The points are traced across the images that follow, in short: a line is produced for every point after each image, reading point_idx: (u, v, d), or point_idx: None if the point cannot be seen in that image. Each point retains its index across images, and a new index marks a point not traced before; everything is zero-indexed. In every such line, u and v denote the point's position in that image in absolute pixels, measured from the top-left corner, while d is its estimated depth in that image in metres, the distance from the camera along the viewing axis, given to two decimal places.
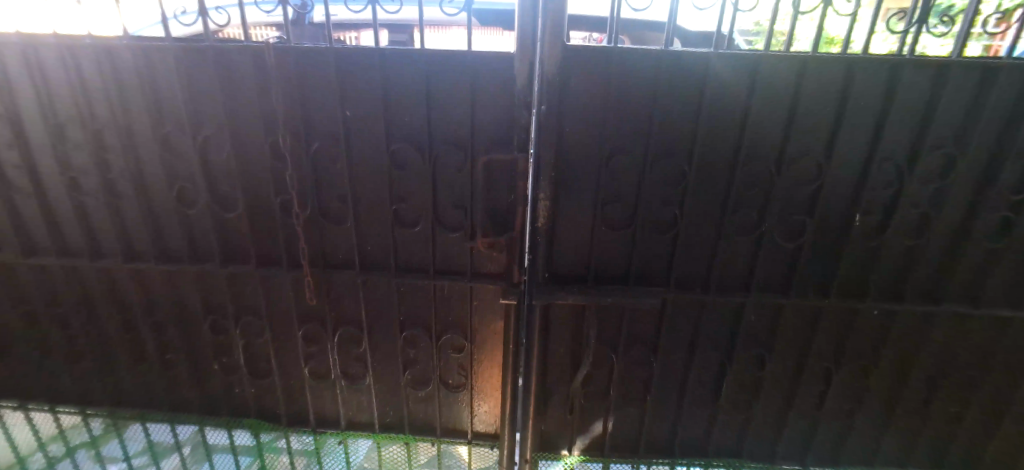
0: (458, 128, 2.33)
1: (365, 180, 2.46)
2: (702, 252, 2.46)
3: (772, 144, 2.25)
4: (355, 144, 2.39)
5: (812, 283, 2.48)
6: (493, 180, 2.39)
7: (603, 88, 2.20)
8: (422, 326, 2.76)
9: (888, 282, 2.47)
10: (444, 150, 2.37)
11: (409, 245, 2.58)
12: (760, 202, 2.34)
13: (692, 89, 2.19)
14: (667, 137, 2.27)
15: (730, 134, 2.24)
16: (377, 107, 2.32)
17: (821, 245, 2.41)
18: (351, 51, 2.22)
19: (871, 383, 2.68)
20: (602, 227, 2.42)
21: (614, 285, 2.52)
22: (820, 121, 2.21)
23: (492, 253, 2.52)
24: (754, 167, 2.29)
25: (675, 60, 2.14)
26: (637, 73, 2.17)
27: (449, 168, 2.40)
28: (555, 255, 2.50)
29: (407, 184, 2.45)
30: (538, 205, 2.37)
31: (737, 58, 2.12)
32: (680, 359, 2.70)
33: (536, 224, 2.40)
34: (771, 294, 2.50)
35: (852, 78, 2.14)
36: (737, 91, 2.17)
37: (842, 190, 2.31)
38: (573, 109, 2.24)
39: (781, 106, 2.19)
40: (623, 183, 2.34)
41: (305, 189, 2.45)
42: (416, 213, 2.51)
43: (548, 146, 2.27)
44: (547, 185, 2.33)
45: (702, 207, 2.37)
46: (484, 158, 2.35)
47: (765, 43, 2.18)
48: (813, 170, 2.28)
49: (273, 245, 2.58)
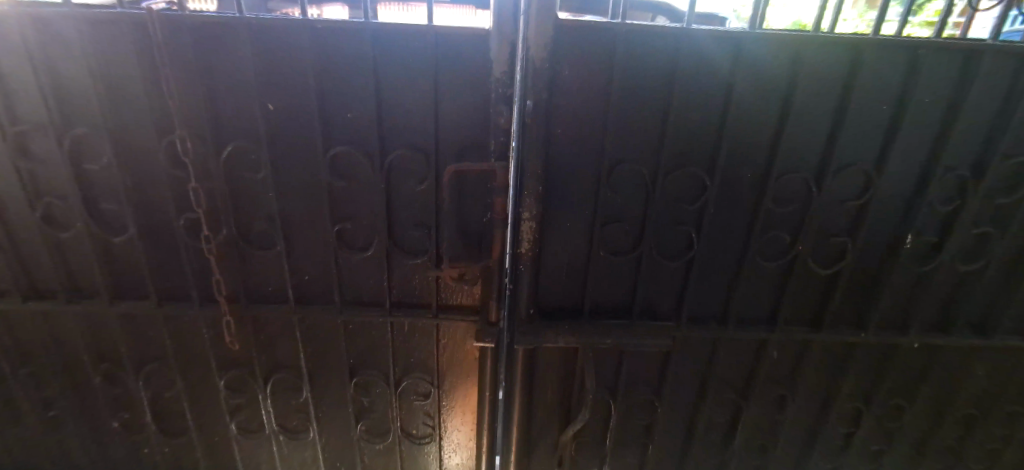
0: (416, 128, 1.81)
1: (297, 196, 1.91)
2: (720, 281, 2.01)
3: (813, 152, 1.81)
4: (284, 148, 1.83)
5: (846, 316, 2.07)
6: (462, 195, 1.87)
7: (605, 79, 1.71)
8: (377, 369, 2.26)
9: (933, 313, 2.06)
10: (400, 157, 1.85)
11: (357, 274, 2.08)
12: (794, 222, 1.90)
13: (718, 81, 1.72)
14: (684, 141, 1.79)
15: (762, 138, 1.79)
16: (309, 101, 1.76)
17: (860, 271, 1.98)
18: (270, 26, 1.65)
19: (907, 428, 2.29)
20: (600, 252, 1.94)
21: (612, 320, 2.06)
22: (869, 124, 1.78)
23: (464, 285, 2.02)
24: (789, 181, 1.84)
25: (697, 45, 1.66)
26: (650, 61, 1.69)
27: (405, 180, 1.88)
28: (541, 285, 2.02)
29: (352, 199, 1.92)
30: (522, 226, 1.87)
31: (774, 42, 1.67)
32: (687, 405, 2.26)
33: (519, 250, 1.92)
34: (799, 329, 2.07)
35: (916, 72, 1.70)
36: (772, 84, 1.73)
37: (891, 208, 1.89)
38: (565, 107, 1.74)
39: (823, 106, 1.76)
40: (628, 200, 1.86)
41: (218, 206, 1.89)
42: (366, 234, 2.00)
43: (533, 153, 1.75)
44: (534, 202, 1.83)
45: (724, 227, 1.91)
46: (454, 170, 1.81)
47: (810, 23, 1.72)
48: (859, 183, 1.85)
49: (180, 277, 2.03)
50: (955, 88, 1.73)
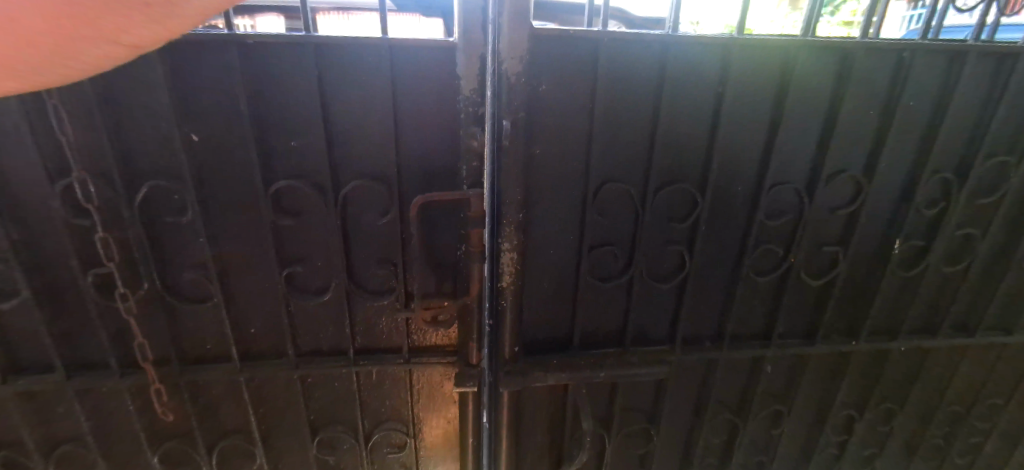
0: (375, 155, 1.57)
1: (236, 240, 1.63)
2: (712, 300, 1.92)
3: (803, 161, 1.72)
4: (216, 186, 1.55)
5: (836, 324, 2.02)
6: (433, 227, 1.67)
7: (588, 94, 1.55)
8: (343, 423, 2.00)
9: (918, 316, 2.05)
10: (358, 189, 1.61)
11: (314, 322, 1.81)
12: (786, 234, 1.81)
13: (706, 90, 1.59)
14: (673, 156, 1.66)
15: (752, 149, 1.68)
16: (243, 129, 1.48)
17: (853, 279, 1.93)
18: (189, 42, 1.37)
19: (895, 427, 2.28)
20: (589, 279, 1.79)
21: (603, 350, 1.93)
22: (858, 130, 1.69)
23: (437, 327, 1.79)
24: (781, 192, 1.74)
25: (682, 53, 1.53)
26: (636, 72, 1.54)
27: (365, 213, 1.65)
28: (525, 318, 1.84)
29: (303, 238, 1.66)
30: (501, 258, 1.66)
31: (761, 48, 1.55)
32: (681, 428, 2.15)
33: (500, 285, 1.70)
34: (792, 342, 2.01)
35: (903, 74, 1.62)
36: (762, 92, 1.61)
37: (879, 213, 1.83)
38: (546, 125, 1.56)
39: (813, 113, 1.66)
40: (615, 222, 1.72)
41: (137, 257, 1.58)
42: (322, 276, 1.74)
43: (514, 179, 1.56)
44: (515, 230, 1.63)
45: (715, 244, 1.80)
46: (423, 202, 1.56)
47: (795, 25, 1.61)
48: (849, 191, 1.77)
49: (96, 342, 1.70)
50: (940, 89, 1.67)
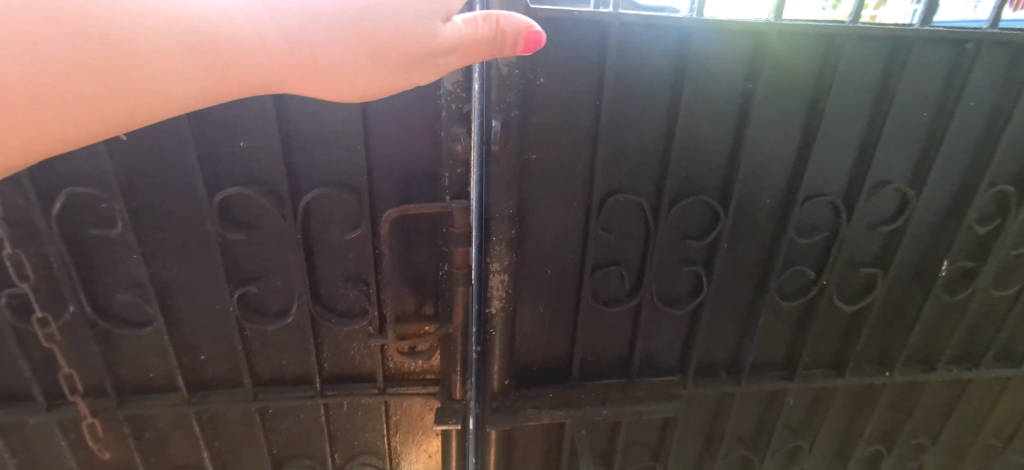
0: (340, 158, 1.33)
1: (179, 256, 1.39)
2: (729, 324, 1.70)
3: (841, 170, 1.48)
4: (152, 194, 1.31)
5: (867, 354, 1.79)
6: (411, 242, 1.44)
7: (595, 89, 1.30)
8: (311, 458, 1.77)
9: (960, 344, 1.82)
10: (322, 198, 1.37)
11: (274, 348, 1.58)
12: (817, 254, 1.59)
13: (732, 87, 1.35)
14: (691, 164, 1.42)
15: (782, 156, 1.44)
16: (179, 125, 1.23)
17: (890, 305, 1.71)
18: None
19: (925, 462, 2.07)
20: (590, 303, 1.56)
21: (606, 381, 1.71)
22: (907, 136, 1.45)
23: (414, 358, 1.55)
24: (815, 205, 1.51)
25: (705, 42, 1.29)
26: (652, 64, 1.30)
27: (331, 226, 1.41)
28: (517, 345, 1.61)
29: (258, 253, 1.42)
30: (490, 281, 1.43)
31: (800, 36, 1.30)
32: (690, 463, 1.93)
33: (488, 312, 1.47)
34: (817, 372, 1.79)
35: (963, 72, 1.37)
36: (797, 90, 1.37)
37: (925, 230, 1.59)
38: (544, 125, 1.32)
39: (857, 113, 1.41)
40: (622, 239, 1.49)
41: (58, 276, 1.34)
42: (281, 297, 1.50)
43: (505, 188, 1.31)
44: (506, 248, 1.39)
45: (735, 264, 1.58)
46: (395, 216, 1.32)
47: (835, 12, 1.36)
48: (892, 205, 1.54)
49: (18, 371, 1.46)
50: (1006, 89, 1.42)
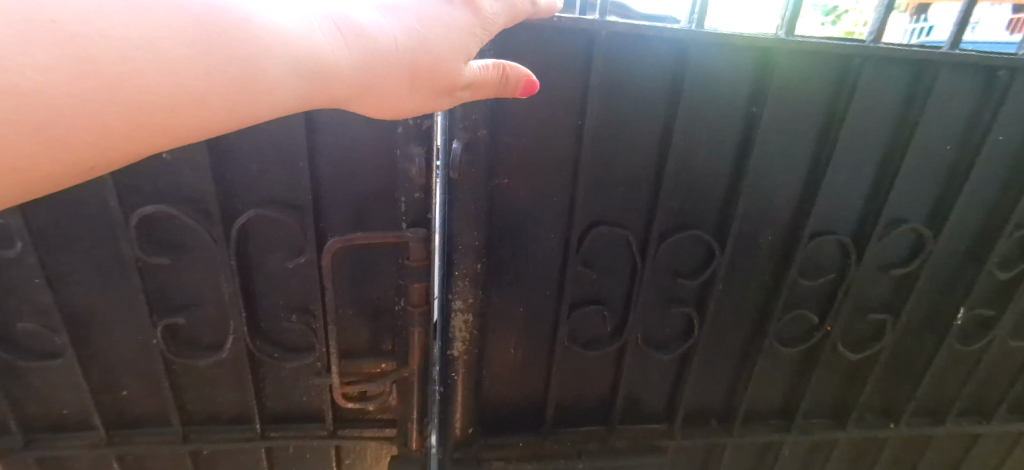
0: (280, 176, 1.14)
1: (94, 281, 1.21)
2: (722, 369, 1.53)
3: (852, 206, 1.32)
4: (58, 211, 1.12)
5: (871, 404, 1.63)
6: (363, 272, 1.27)
7: (577, 107, 1.14)
8: None
9: (972, 396, 1.66)
10: (260, 220, 1.19)
11: (208, 386, 1.39)
12: (819, 296, 1.43)
13: (734, 112, 1.18)
14: (685, 194, 1.26)
15: (786, 189, 1.28)
16: None
17: (899, 354, 1.54)
18: None
19: None
20: (568, 344, 1.39)
21: (583, 428, 1.54)
22: (927, 172, 1.29)
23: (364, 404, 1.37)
24: (820, 244, 1.35)
25: (706, 59, 1.12)
26: (643, 80, 1.13)
27: (272, 252, 1.23)
28: (485, 387, 1.45)
29: (186, 281, 1.23)
30: (453, 320, 1.28)
31: (812, 55, 1.14)
32: None
33: (449, 353, 1.33)
34: (816, 423, 1.62)
35: (993, 103, 1.21)
36: (808, 116, 1.21)
37: (942, 275, 1.43)
38: (516, 147, 1.16)
39: (873, 144, 1.25)
40: (605, 275, 1.34)
41: None
42: (214, 329, 1.31)
43: (470, 219, 1.17)
44: (470, 285, 1.24)
45: (729, 305, 1.42)
46: (339, 246, 1.17)
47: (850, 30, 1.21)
48: (906, 247, 1.38)
49: None
50: None
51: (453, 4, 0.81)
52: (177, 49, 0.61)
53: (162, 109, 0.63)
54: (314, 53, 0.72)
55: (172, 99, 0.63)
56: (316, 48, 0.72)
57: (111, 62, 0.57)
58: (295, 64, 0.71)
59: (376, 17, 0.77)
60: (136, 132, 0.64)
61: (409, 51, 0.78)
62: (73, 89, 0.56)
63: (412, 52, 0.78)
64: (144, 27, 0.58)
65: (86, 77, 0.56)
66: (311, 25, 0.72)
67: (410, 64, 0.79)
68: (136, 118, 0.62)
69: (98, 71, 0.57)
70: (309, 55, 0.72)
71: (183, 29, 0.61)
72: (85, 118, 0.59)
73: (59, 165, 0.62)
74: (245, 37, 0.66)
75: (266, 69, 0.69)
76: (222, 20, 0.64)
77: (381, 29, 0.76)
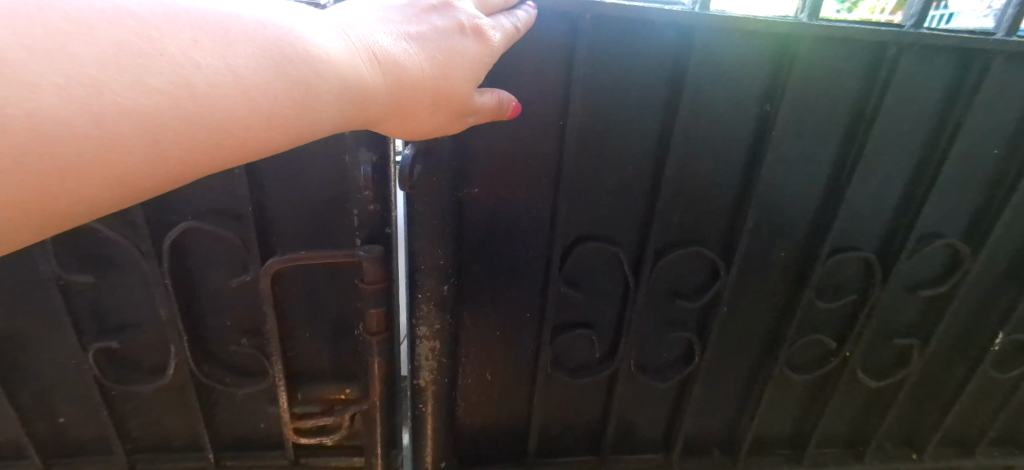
0: (217, 184, 0.99)
1: (15, 300, 1.07)
2: (726, 396, 1.38)
3: (877, 219, 1.15)
4: None
5: (893, 435, 1.47)
6: (316, 293, 1.12)
7: (559, 108, 0.99)
8: None
9: (1006, 427, 1.48)
10: (198, 234, 1.04)
11: (152, 413, 1.25)
12: (838, 318, 1.27)
13: (744, 112, 1.02)
14: (685, 206, 1.10)
15: (802, 200, 1.12)
16: None
17: (925, 382, 1.38)
18: None
19: None
20: (552, 371, 1.24)
21: (570, 460, 1.39)
22: (967, 181, 1.11)
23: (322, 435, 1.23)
24: (839, 262, 1.18)
25: (710, 50, 0.95)
26: (636, 76, 0.97)
27: (212, 270, 1.09)
28: (459, 414, 1.31)
29: (119, 300, 1.10)
30: (418, 348, 1.13)
31: (839, 44, 0.96)
32: None
33: (415, 382, 1.17)
34: (830, 454, 1.47)
35: None
36: (831, 117, 1.03)
37: (978, 296, 1.26)
38: (488, 151, 1.01)
39: (907, 147, 1.07)
40: (593, 295, 1.19)
41: None
42: (154, 354, 1.17)
43: (431, 235, 1.02)
44: (436, 310, 1.09)
45: (734, 328, 1.27)
46: (280, 266, 1.02)
47: (880, 15, 1.03)
48: (939, 265, 1.20)
49: None
50: None
51: (467, 33, 0.75)
52: (256, 78, 0.57)
53: (231, 138, 0.58)
54: (361, 75, 0.67)
55: (241, 127, 0.58)
56: (358, 75, 0.66)
57: (200, 88, 0.52)
58: (346, 89, 0.65)
59: (408, 41, 0.71)
60: (202, 158, 0.57)
61: (436, 80, 0.73)
62: (155, 113, 0.50)
63: (439, 79, 0.73)
64: (228, 55, 0.54)
65: (172, 101, 0.51)
66: (355, 50, 0.66)
67: (436, 93, 0.73)
68: (212, 140, 0.56)
69: (186, 96, 0.51)
70: (354, 82, 0.66)
71: (259, 59, 0.57)
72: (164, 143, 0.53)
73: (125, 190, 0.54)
74: (310, 65, 0.61)
75: (320, 97, 0.63)
76: (289, 48, 0.59)
77: (412, 56, 0.71)
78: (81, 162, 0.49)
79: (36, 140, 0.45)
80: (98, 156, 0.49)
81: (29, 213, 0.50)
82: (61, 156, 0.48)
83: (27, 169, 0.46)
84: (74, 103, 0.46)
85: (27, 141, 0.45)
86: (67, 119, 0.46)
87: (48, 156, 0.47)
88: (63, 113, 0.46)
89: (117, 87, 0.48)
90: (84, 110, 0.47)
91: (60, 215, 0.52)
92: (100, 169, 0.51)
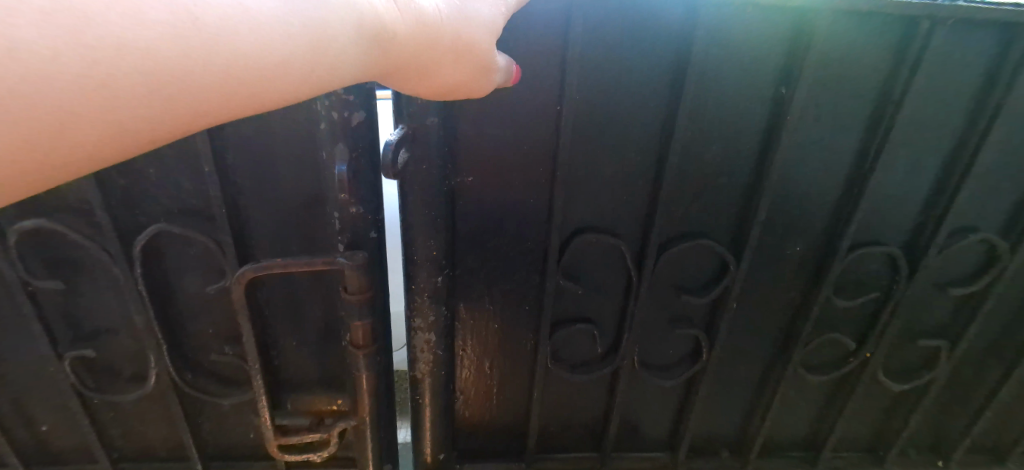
0: (188, 183, 0.93)
1: None
2: (738, 396, 1.30)
3: (904, 213, 1.06)
4: None
5: (917, 439, 1.38)
6: (299, 298, 1.05)
7: (556, 92, 0.91)
8: None
9: None
10: (171, 237, 0.98)
11: (134, 420, 1.20)
12: (859, 317, 1.18)
13: (756, 96, 0.93)
14: (692, 198, 1.02)
15: (820, 191, 1.03)
16: None
17: (953, 386, 1.29)
18: None
19: None
20: (556, 366, 1.17)
21: (571, 455, 1.33)
22: (1004, 171, 1.02)
23: (310, 451, 1.15)
24: (862, 257, 1.10)
25: (719, 27, 0.86)
26: (637, 58, 0.88)
27: (188, 273, 1.02)
28: (458, 408, 1.25)
29: (92, 305, 1.04)
30: (413, 339, 1.07)
31: (864, 19, 0.87)
32: None
33: (413, 374, 1.11)
34: (847, 459, 1.39)
35: None
36: (853, 101, 0.94)
37: (1018, 295, 1.16)
38: (479, 140, 0.94)
39: (938, 134, 0.98)
40: (594, 290, 1.12)
41: None
42: (133, 360, 1.12)
43: (422, 227, 0.95)
44: (431, 301, 1.02)
45: (747, 326, 1.19)
46: (255, 274, 0.92)
47: None
48: (972, 261, 1.11)
49: None
50: None
51: None
52: (264, 12, 0.53)
53: (240, 80, 0.54)
54: (375, 15, 0.62)
55: (249, 71, 0.55)
56: (372, 14, 0.62)
57: (204, 17, 0.49)
58: (360, 28, 0.61)
59: None
60: (210, 104, 0.54)
61: (457, 26, 0.66)
62: (157, 46, 0.47)
63: (460, 25, 0.66)
64: None
65: (171, 41, 0.47)
66: None
67: (458, 41, 0.67)
68: (219, 82, 0.53)
69: (191, 28, 0.48)
70: (371, 22, 0.62)
71: None
72: (169, 82, 0.49)
73: (130, 138, 0.51)
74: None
75: (335, 35, 0.60)
76: None
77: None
78: (84, 103, 0.46)
79: (29, 73, 0.42)
80: (99, 94, 0.46)
81: (24, 163, 0.47)
82: (50, 104, 0.44)
83: (24, 109, 0.43)
84: (67, 32, 0.42)
85: (22, 76, 0.41)
86: (59, 50, 0.42)
87: (44, 94, 0.43)
88: (55, 43, 0.42)
89: (113, 14, 0.44)
90: (81, 41, 0.43)
91: (55, 163, 0.49)
92: (102, 111, 0.47)
